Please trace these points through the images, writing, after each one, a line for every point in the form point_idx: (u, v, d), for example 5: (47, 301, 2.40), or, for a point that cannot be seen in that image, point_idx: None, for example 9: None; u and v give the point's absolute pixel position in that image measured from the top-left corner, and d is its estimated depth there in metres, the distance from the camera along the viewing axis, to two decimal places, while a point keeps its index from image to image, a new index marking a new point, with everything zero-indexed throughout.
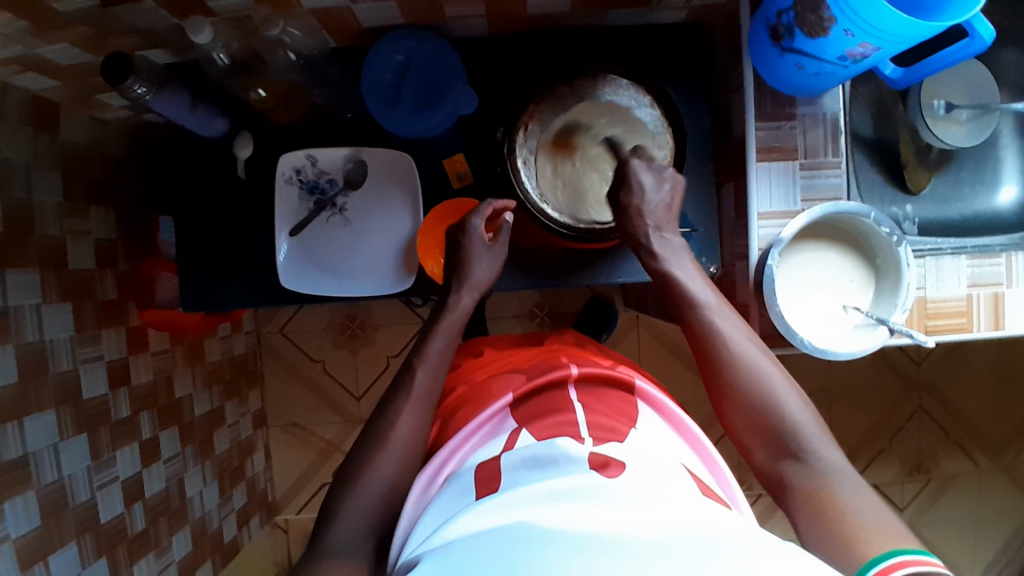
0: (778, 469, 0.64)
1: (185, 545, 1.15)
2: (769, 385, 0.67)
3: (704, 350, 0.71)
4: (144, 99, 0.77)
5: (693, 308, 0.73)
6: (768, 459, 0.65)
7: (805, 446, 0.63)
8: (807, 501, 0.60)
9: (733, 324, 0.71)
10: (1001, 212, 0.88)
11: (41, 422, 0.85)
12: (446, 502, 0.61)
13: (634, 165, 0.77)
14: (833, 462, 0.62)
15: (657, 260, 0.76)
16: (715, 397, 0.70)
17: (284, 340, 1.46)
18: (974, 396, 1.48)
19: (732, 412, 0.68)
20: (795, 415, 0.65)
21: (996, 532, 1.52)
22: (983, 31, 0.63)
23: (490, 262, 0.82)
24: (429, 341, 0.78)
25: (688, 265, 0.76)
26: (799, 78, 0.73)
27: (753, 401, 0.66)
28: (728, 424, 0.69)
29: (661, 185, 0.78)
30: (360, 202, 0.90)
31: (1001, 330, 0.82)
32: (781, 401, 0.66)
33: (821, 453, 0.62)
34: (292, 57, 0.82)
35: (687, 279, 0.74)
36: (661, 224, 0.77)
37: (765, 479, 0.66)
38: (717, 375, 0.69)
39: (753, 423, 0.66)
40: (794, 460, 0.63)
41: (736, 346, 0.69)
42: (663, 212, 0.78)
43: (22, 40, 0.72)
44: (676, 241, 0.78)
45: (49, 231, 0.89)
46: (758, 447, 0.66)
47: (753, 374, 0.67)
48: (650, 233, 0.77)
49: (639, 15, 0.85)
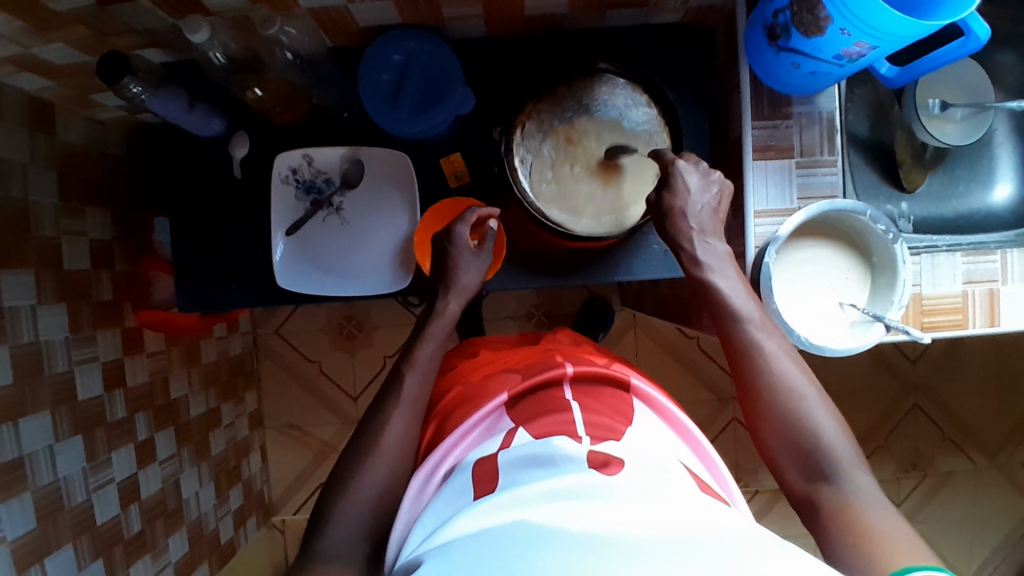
0: (809, 489, 0.65)
1: (181, 547, 1.14)
2: (805, 406, 0.67)
3: (741, 365, 0.70)
4: (139, 98, 0.77)
5: (733, 321, 0.72)
6: (798, 478, 0.66)
7: (838, 469, 0.64)
8: (836, 522, 0.61)
9: (773, 342, 0.70)
10: (994, 209, 0.89)
11: (37, 424, 0.84)
12: (444, 501, 0.61)
13: (680, 165, 0.75)
14: (864, 488, 0.63)
15: (699, 266, 0.74)
16: (748, 412, 0.70)
17: (280, 340, 1.46)
18: (970, 394, 1.49)
19: (766, 430, 0.68)
20: (829, 437, 0.66)
21: (991, 529, 1.53)
22: (978, 30, 0.63)
23: (477, 268, 0.82)
24: (419, 345, 0.78)
25: (733, 275, 0.74)
26: (796, 78, 0.74)
27: (789, 421, 0.67)
28: (759, 440, 0.70)
29: (708, 187, 0.75)
30: (356, 202, 0.90)
31: (997, 326, 0.82)
32: (816, 422, 0.66)
33: (854, 477, 0.63)
34: (289, 56, 0.82)
35: (729, 288, 0.73)
36: (706, 230, 0.75)
37: (794, 497, 0.67)
38: (754, 393, 0.69)
39: (786, 443, 0.67)
40: (827, 483, 0.64)
41: (776, 365, 0.69)
42: (708, 216, 0.75)
43: (19, 40, 0.72)
44: (721, 249, 0.75)
45: (45, 232, 0.89)
46: (789, 465, 0.67)
47: (790, 393, 0.68)
48: (694, 237, 0.75)
49: (637, 16, 0.85)
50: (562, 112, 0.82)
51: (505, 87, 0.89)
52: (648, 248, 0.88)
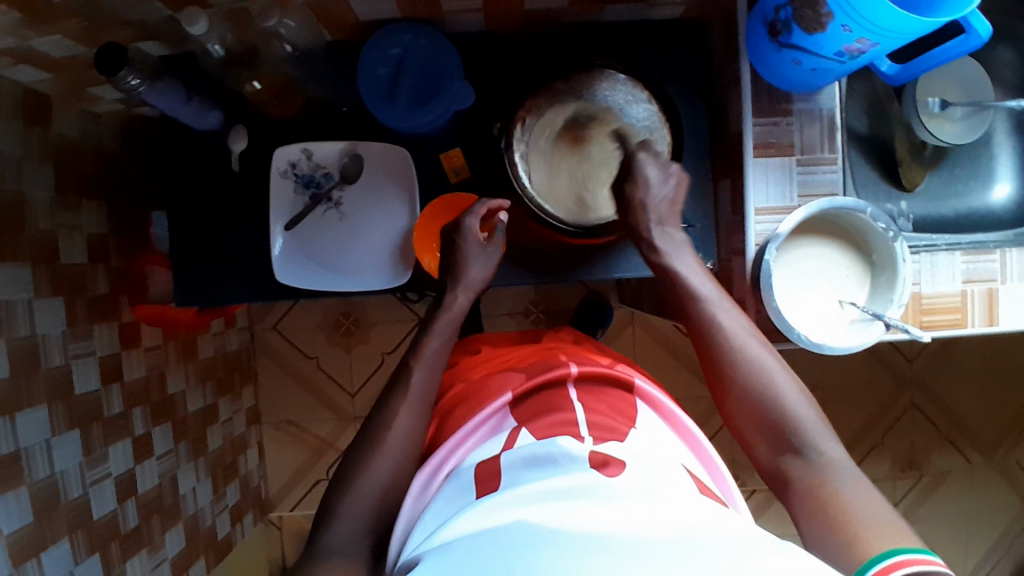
0: (778, 463, 0.65)
1: (178, 543, 1.14)
2: (769, 380, 0.67)
3: (706, 343, 0.71)
4: (137, 91, 0.76)
5: (693, 301, 0.73)
6: (767, 452, 0.66)
7: (805, 440, 0.64)
8: (806, 494, 0.61)
9: (733, 317, 0.71)
10: (993, 208, 0.89)
11: (33, 418, 0.84)
12: (446, 501, 0.61)
13: (641, 157, 0.78)
14: (833, 457, 0.63)
15: (658, 253, 0.76)
16: (716, 391, 0.71)
17: (277, 336, 1.46)
18: (966, 393, 1.49)
19: (732, 406, 0.69)
20: (794, 408, 0.66)
21: (987, 527, 1.53)
22: (979, 27, 0.63)
23: (485, 262, 0.82)
24: (425, 340, 0.78)
25: (690, 259, 0.76)
26: (796, 74, 0.74)
27: (754, 396, 0.67)
28: (728, 418, 0.70)
29: (666, 179, 0.78)
30: (356, 197, 0.90)
31: (995, 325, 0.82)
32: (782, 396, 0.67)
33: (821, 447, 0.64)
34: (288, 48, 0.82)
35: (688, 271, 0.75)
36: (663, 218, 0.77)
37: (766, 472, 0.67)
38: (718, 369, 0.70)
39: (753, 417, 0.67)
40: (795, 455, 0.64)
41: (737, 340, 0.70)
42: (666, 207, 0.78)
43: (16, 32, 0.71)
44: (678, 236, 0.77)
45: (41, 225, 0.88)
46: (758, 441, 0.67)
47: (755, 369, 0.68)
48: (652, 226, 0.77)
49: (637, 10, 0.85)
50: (561, 105, 0.83)
51: (505, 82, 0.89)
52: None
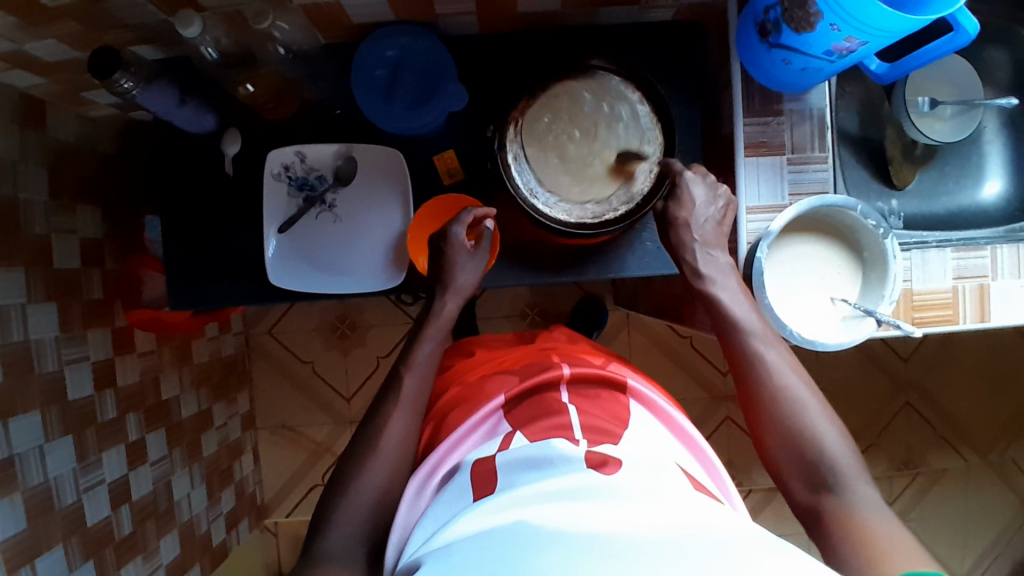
0: (812, 500, 0.65)
1: (173, 550, 1.13)
2: (808, 417, 0.68)
3: (746, 378, 0.72)
4: (131, 93, 0.76)
5: (737, 333, 0.73)
6: (801, 489, 0.66)
7: (841, 479, 0.64)
8: (838, 531, 0.61)
9: (778, 354, 0.72)
10: (984, 205, 0.89)
11: (26, 423, 0.84)
12: (441, 505, 0.61)
13: (687, 176, 0.78)
14: (867, 498, 0.63)
15: (703, 278, 0.76)
16: (752, 424, 0.71)
17: (273, 341, 1.45)
18: (962, 392, 1.50)
19: (770, 441, 0.69)
20: (831, 448, 0.66)
21: (984, 527, 1.53)
22: (967, 25, 0.64)
23: (473, 268, 0.82)
24: (419, 344, 0.78)
25: (734, 286, 0.76)
26: (787, 74, 0.74)
27: (792, 434, 0.67)
28: (763, 452, 0.70)
29: (713, 200, 0.78)
30: (349, 199, 0.90)
31: (987, 321, 0.83)
32: (820, 434, 0.67)
33: (857, 488, 0.64)
34: (281, 51, 0.84)
35: (731, 299, 0.75)
36: (709, 242, 0.77)
37: (797, 508, 0.67)
38: (758, 404, 0.70)
39: (790, 453, 0.67)
40: (829, 492, 0.64)
41: (780, 376, 0.70)
42: (712, 229, 0.78)
43: (9, 35, 0.71)
44: (723, 260, 0.77)
45: (35, 230, 0.88)
46: (793, 478, 0.67)
47: (794, 404, 0.68)
48: (697, 248, 0.77)
49: (629, 13, 0.86)
50: (573, 98, 0.83)
51: (499, 84, 0.89)
52: (641, 245, 0.89)
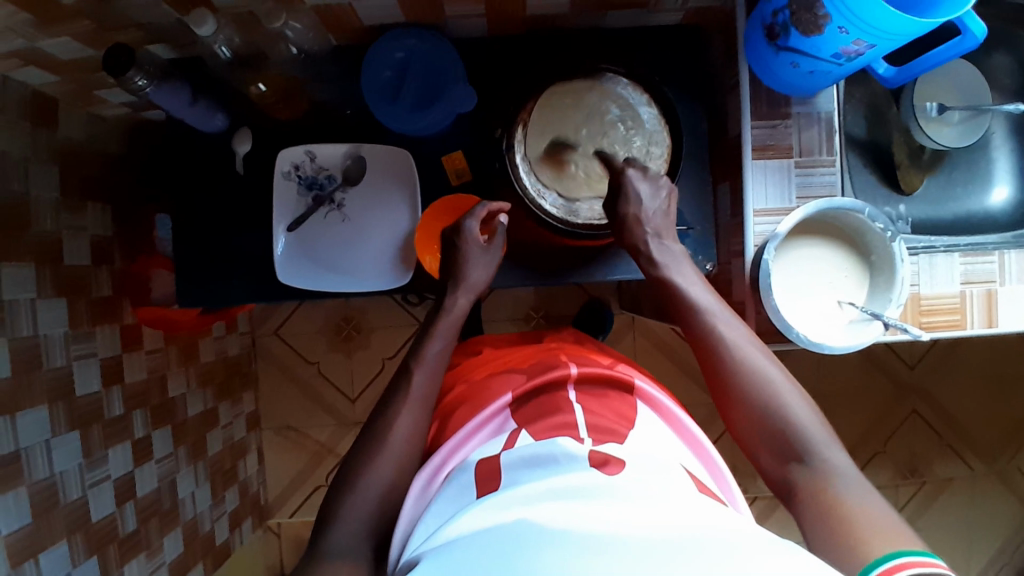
0: (784, 472, 0.65)
1: (176, 548, 1.13)
2: (772, 390, 0.67)
3: (707, 357, 0.71)
4: (144, 91, 0.78)
5: (697, 315, 0.73)
6: (773, 463, 0.66)
7: (810, 449, 0.64)
8: (811, 503, 0.60)
9: (736, 330, 0.71)
10: (992, 211, 0.89)
11: (34, 418, 0.84)
12: (445, 501, 0.61)
13: (630, 173, 0.79)
14: (838, 465, 0.62)
15: (657, 266, 0.77)
16: (721, 402, 0.71)
17: (278, 341, 1.46)
18: (968, 400, 1.49)
19: (738, 417, 0.69)
20: (798, 418, 0.65)
21: (991, 537, 1.52)
22: (974, 28, 0.65)
23: (486, 264, 0.83)
24: (429, 341, 0.78)
25: (689, 271, 0.77)
26: (794, 77, 0.75)
27: (757, 408, 0.67)
28: (734, 430, 0.70)
29: (656, 193, 0.79)
30: (358, 198, 0.91)
31: (995, 327, 0.83)
32: (787, 406, 0.66)
33: (826, 456, 0.63)
34: (293, 51, 0.86)
35: (687, 283, 0.76)
36: (660, 231, 0.79)
37: (772, 481, 0.66)
38: (722, 382, 0.70)
39: (757, 427, 0.67)
40: (800, 464, 0.64)
41: (740, 352, 0.70)
42: (662, 219, 0.79)
43: (24, 32, 0.72)
44: (675, 249, 0.79)
45: (45, 226, 0.89)
46: (764, 451, 0.66)
47: (757, 379, 0.68)
48: (650, 239, 0.78)
49: (636, 16, 0.87)
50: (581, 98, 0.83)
51: (508, 86, 0.90)
52: None
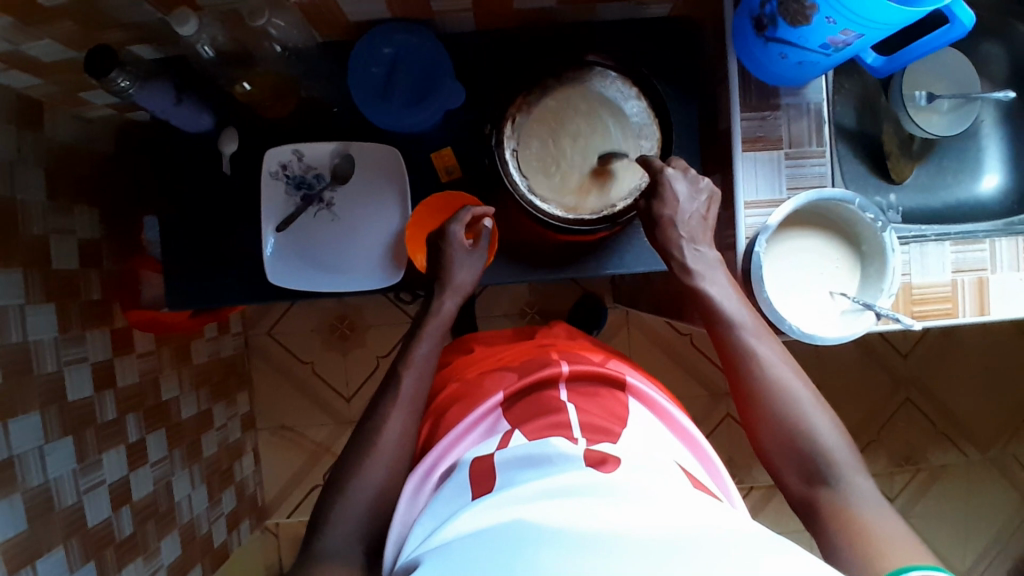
0: (808, 492, 0.65)
1: (174, 550, 1.13)
2: (801, 410, 0.68)
3: (738, 372, 0.71)
4: (128, 91, 0.77)
5: (728, 327, 0.73)
6: (795, 481, 0.67)
7: (836, 471, 0.64)
8: (832, 522, 0.62)
9: (769, 347, 0.71)
10: (982, 199, 0.89)
11: (26, 423, 0.83)
12: (441, 503, 0.61)
13: (669, 173, 0.76)
14: (863, 489, 0.63)
15: (691, 274, 0.76)
16: (745, 418, 0.71)
17: (272, 341, 1.45)
18: (962, 387, 1.50)
19: (763, 434, 0.69)
20: (825, 439, 0.66)
21: (985, 523, 1.53)
22: (963, 17, 0.64)
23: (471, 266, 0.82)
24: (415, 343, 0.78)
25: (723, 281, 0.75)
26: (783, 68, 0.74)
27: (785, 427, 0.67)
28: (757, 445, 0.70)
29: (695, 194, 0.77)
30: (347, 197, 0.90)
31: (987, 315, 0.83)
32: (815, 427, 0.67)
33: (851, 479, 0.64)
34: (278, 48, 0.83)
35: (721, 294, 0.74)
36: (695, 236, 0.77)
37: (793, 501, 0.67)
38: (750, 398, 0.70)
39: (783, 446, 0.67)
40: (825, 486, 0.64)
41: (771, 369, 0.70)
42: (697, 223, 0.78)
43: (7, 35, 0.72)
44: (710, 255, 0.77)
45: (33, 230, 0.88)
46: (788, 470, 0.67)
47: (787, 398, 0.68)
48: (683, 245, 0.77)
49: (625, 9, 0.86)
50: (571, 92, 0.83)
51: (497, 82, 0.89)
52: (638, 241, 0.89)
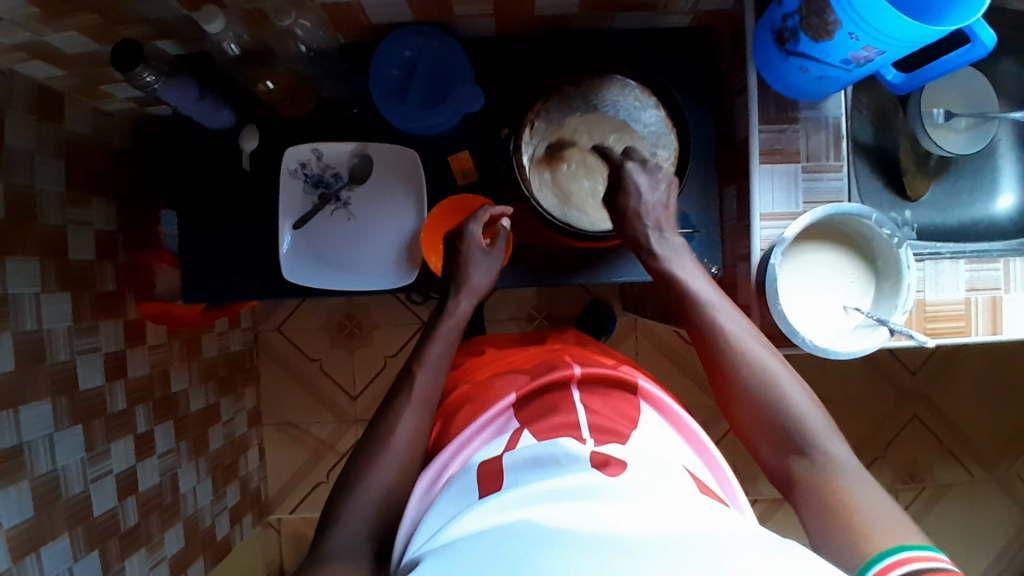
0: (785, 465, 0.65)
1: (176, 543, 1.14)
2: (773, 383, 0.67)
3: (709, 350, 0.71)
4: (152, 87, 0.78)
5: (699, 309, 0.73)
6: (773, 456, 0.66)
7: (811, 442, 0.64)
8: (810, 495, 0.61)
9: (738, 323, 0.71)
10: (997, 219, 0.89)
11: (37, 411, 0.84)
12: (448, 501, 0.61)
13: (628, 167, 0.80)
14: (839, 457, 0.62)
15: (658, 259, 0.78)
16: (723, 397, 0.71)
17: (281, 338, 1.46)
18: (968, 406, 1.49)
19: (739, 410, 0.69)
20: (799, 410, 0.66)
21: (990, 543, 1.52)
22: (984, 37, 0.64)
23: (487, 267, 0.83)
24: (428, 343, 0.78)
25: (690, 264, 0.78)
26: (803, 81, 0.74)
27: (759, 401, 0.67)
28: (735, 421, 0.70)
29: (656, 186, 0.80)
30: (364, 197, 0.91)
31: (999, 334, 0.83)
32: (787, 398, 0.66)
33: (827, 448, 0.63)
34: (302, 49, 0.85)
35: (688, 275, 0.76)
36: (661, 224, 0.80)
37: (773, 474, 0.67)
38: (723, 375, 0.70)
39: (758, 420, 0.67)
40: (802, 457, 0.64)
41: (741, 344, 0.70)
42: (662, 211, 0.80)
43: (32, 26, 0.72)
44: (676, 241, 0.80)
45: (50, 220, 0.89)
46: (766, 445, 0.67)
47: (756, 371, 0.68)
48: (650, 232, 0.79)
49: (645, 18, 0.87)
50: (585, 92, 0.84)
51: (514, 87, 0.90)
52: None
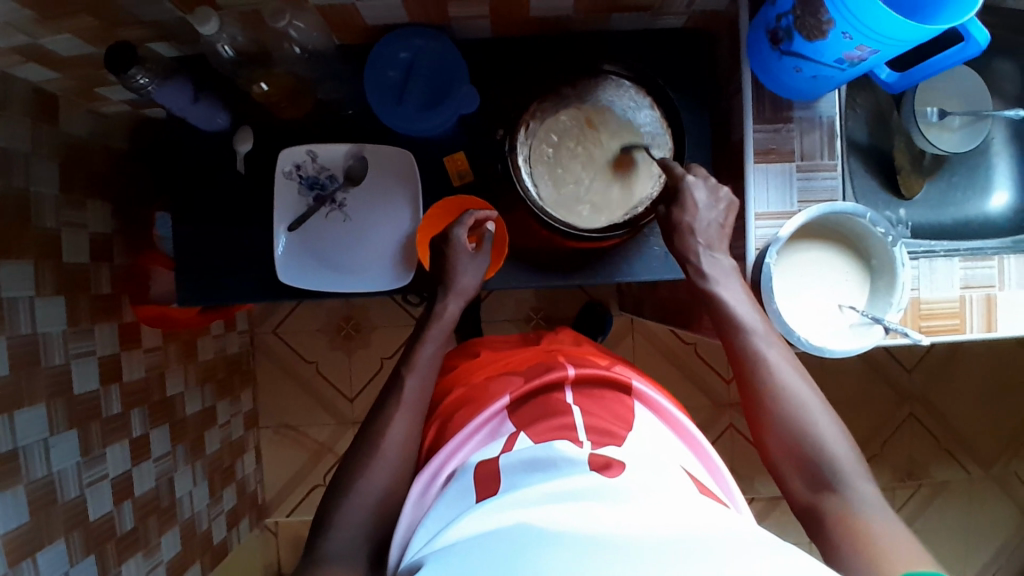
0: (813, 500, 0.64)
1: (174, 546, 1.13)
2: (809, 417, 0.67)
3: (747, 377, 0.71)
4: (147, 90, 0.78)
5: (740, 333, 0.73)
6: (801, 489, 0.66)
7: (841, 478, 0.64)
8: (837, 529, 0.61)
9: (779, 353, 0.71)
10: (992, 216, 0.90)
11: (32, 415, 0.84)
12: (446, 504, 0.61)
13: (689, 180, 0.77)
14: (869, 497, 0.62)
15: (704, 278, 0.76)
16: (755, 426, 0.71)
17: (278, 340, 1.46)
18: (965, 404, 1.50)
19: (771, 440, 0.68)
20: (832, 446, 0.65)
21: (987, 541, 1.53)
22: (978, 35, 0.64)
23: (475, 270, 0.82)
24: (419, 346, 0.78)
25: (737, 287, 0.76)
26: (797, 81, 0.75)
27: (794, 433, 0.67)
28: (764, 450, 0.69)
29: (715, 203, 0.78)
30: (359, 198, 0.90)
31: (994, 331, 0.83)
32: (820, 432, 0.66)
33: (857, 486, 0.63)
34: (297, 50, 0.85)
35: (733, 298, 0.75)
36: (712, 243, 0.77)
37: (798, 508, 0.66)
38: (759, 403, 0.70)
39: (789, 452, 0.67)
40: (831, 493, 0.63)
41: (780, 374, 0.70)
42: (715, 231, 0.78)
43: (26, 29, 0.72)
44: (725, 262, 0.77)
45: (45, 223, 0.89)
46: (794, 478, 0.66)
47: (794, 403, 0.68)
48: (700, 250, 0.77)
49: (640, 19, 0.87)
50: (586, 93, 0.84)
51: (510, 88, 0.90)
52: (648, 250, 0.89)
